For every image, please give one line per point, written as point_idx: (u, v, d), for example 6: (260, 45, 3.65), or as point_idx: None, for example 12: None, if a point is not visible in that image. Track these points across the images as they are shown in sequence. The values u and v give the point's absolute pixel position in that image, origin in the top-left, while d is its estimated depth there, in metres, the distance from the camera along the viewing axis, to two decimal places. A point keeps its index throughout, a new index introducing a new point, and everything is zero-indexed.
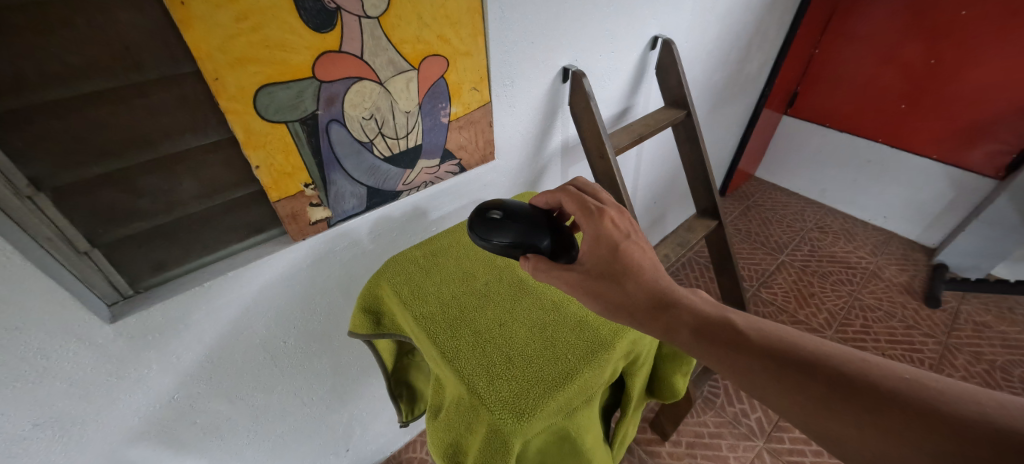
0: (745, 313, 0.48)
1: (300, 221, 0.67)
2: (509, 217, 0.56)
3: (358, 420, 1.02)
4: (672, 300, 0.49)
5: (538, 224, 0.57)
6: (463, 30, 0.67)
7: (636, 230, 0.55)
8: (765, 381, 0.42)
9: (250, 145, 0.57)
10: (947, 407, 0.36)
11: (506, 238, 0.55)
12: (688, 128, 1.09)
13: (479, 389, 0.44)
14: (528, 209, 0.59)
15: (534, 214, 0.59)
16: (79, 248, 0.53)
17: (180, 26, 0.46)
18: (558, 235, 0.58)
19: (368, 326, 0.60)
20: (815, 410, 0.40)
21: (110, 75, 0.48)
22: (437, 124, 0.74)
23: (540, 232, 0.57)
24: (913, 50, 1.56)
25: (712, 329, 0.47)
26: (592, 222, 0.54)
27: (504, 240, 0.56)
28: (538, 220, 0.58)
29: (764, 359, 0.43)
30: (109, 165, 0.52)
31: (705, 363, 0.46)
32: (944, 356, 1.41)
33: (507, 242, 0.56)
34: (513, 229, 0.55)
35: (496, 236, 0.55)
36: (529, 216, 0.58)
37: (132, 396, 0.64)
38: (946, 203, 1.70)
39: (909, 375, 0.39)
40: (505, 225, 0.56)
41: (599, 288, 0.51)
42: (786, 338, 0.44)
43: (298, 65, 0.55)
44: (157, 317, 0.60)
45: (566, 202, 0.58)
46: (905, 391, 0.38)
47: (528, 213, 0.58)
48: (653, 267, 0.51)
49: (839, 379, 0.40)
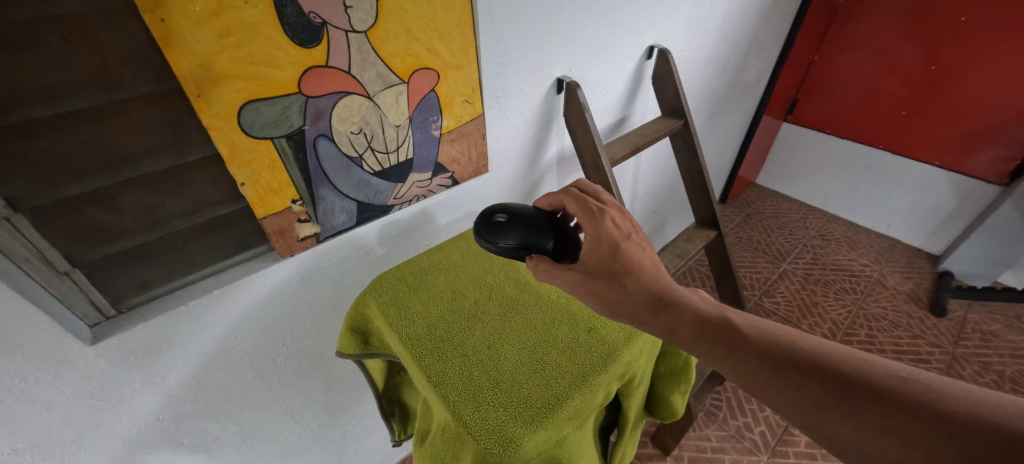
0: (744, 313, 0.46)
1: (288, 237, 0.66)
2: (513, 219, 0.56)
3: (352, 436, 1.00)
4: (666, 300, 0.47)
5: (543, 225, 0.56)
6: (453, 43, 0.67)
7: (637, 230, 0.53)
8: (763, 381, 0.41)
9: (234, 162, 0.55)
10: (941, 406, 0.35)
11: (511, 240, 0.55)
12: (686, 137, 1.07)
13: (465, 417, 0.42)
14: (532, 211, 0.58)
15: (540, 216, 0.58)
16: (59, 269, 0.51)
17: (160, 43, 0.45)
18: (563, 235, 0.57)
19: (356, 346, 0.58)
20: (813, 409, 0.39)
21: (89, 94, 0.47)
22: (429, 137, 0.73)
23: (543, 233, 0.55)
24: (914, 56, 1.55)
25: (711, 329, 0.45)
26: (593, 222, 0.53)
27: (510, 243, 0.55)
28: (543, 222, 0.57)
29: (762, 359, 0.42)
30: (90, 184, 0.51)
31: (703, 362, 0.44)
32: (951, 366, 1.38)
33: (513, 244, 0.55)
34: (517, 231, 0.55)
35: (501, 239, 0.55)
36: (534, 218, 0.57)
37: (115, 417, 0.62)
38: (950, 210, 1.68)
39: (906, 374, 0.38)
40: (511, 227, 0.55)
41: (598, 288, 0.49)
42: (783, 337, 0.43)
43: (284, 81, 0.54)
44: (140, 337, 0.59)
45: (569, 204, 0.57)
46: (901, 390, 0.37)
47: (533, 215, 0.57)
48: (654, 265, 0.50)
49: (835, 379, 0.39)
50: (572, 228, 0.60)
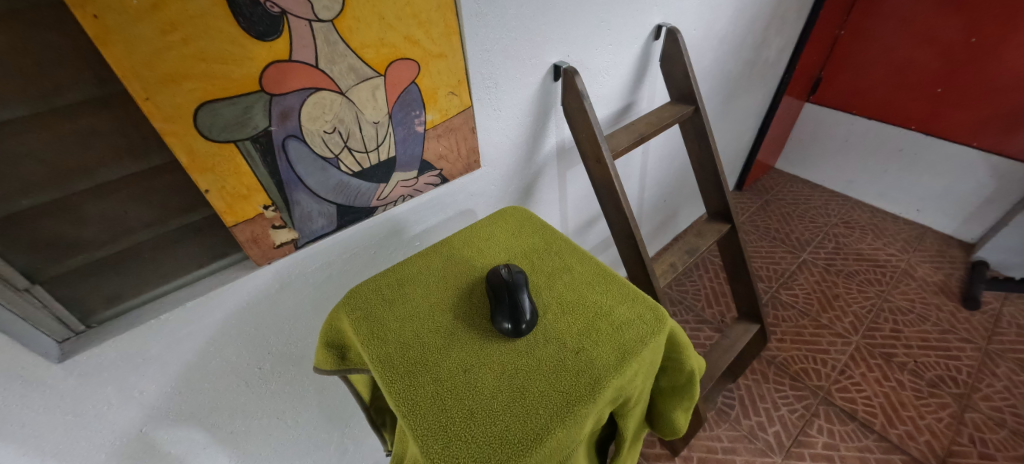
0: None
1: (262, 244, 0.62)
2: (496, 299, 0.49)
3: (350, 438, 0.98)
4: None
5: (513, 297, 0.48)
6: (434, 30, 0.61)
7: None
8: None
9: (195, 169, 0.51)
10: None
11: (505, 323, 0.47)
12: (696, 124, 1.00)
13: (434, 453, 0.38)
14: (502, 278, 0.50)
15: (510, 283, 0.49)
16: (18, 286, 0.49)
17: (96, 41, 0.41)
18: (529, 299, 0.49)
19: (333, 361, 0.55)
20: None
21: (27, 100, 0.43)
22: (412, 133, 0.68)
23: (519, 304, 0.48)
24: (950, 27, 1.41)
25: None
26: None
27: (504, 325, 0.48)
28: (513, 291, 0.49)
29: None
30: (42, 197, 0.48)
31: None
32: (984, 364, 1.30)
33: (505, 325, 0.47)
34: (505, 313, 0.48)
35: (498, 323, 0.48)
36: (507, 286, 0.49)
37: (94, 432, 0.61)
38: (988, 195, 1.56)
39: None
40: (500, 313, 0.48)
41: None
42: None
43: (243, 78, 0.49)
44: (111, 353, 0.56)
45: None
46: None
47: (504, 284, 0.49)
48: None
49: None
50: (524, 276, 0.51)
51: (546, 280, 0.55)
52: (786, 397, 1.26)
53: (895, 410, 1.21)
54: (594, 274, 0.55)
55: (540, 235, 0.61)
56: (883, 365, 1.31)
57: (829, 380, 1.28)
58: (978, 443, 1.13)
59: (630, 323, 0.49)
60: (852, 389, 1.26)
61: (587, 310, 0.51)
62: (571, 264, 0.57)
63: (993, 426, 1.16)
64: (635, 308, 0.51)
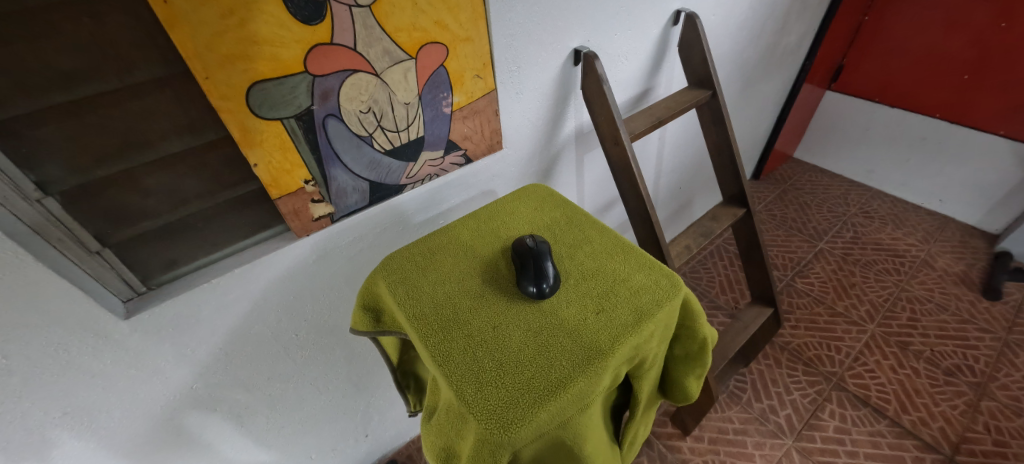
0: None
1: (303, 217, 0.67)
2: (522, 264, 0.52)
3: (375, 407, 1.04)
4: None
5: (537, 264, 0.52)
6: (462, 15, 0.64)
7: None
8: None
9: (246, 143, 0.56)
10: None
11: (529, 286, 0.51)
12: (714, 109, 1.01)
13: (467, 396, 0.43)
14: (527, 247, 0.54)
15: (534, 251, 0.53)
16: (90, 248, 0.55)
17: (165, 24, 0.45)
18: (552, 267, 0.53)
19: (369, 324, 0.59)
20: None
21: (103, 80, 0.49)
22: (440, 114, 0.72)
23: (541, 270, 0.52)
24: (979, 12, 1.38)
25: None
26: None
27: (529, 288, 0.51)
28: (536, 259, 0.52)
29: None
30: (114, 167, 0.53)
31: None
32: (1003, 354, 1.29)
33: (530, 289, 0.51)
34: (531, 277, 0.51)
35: (524, 285, 0.51)
36: (531, 253, 0.53)
37: (152, 386, 0.67)
38: (1013, 185, 1.54)
39: None
40: (526, 276, 0.52)
41: None
42: None
43: (290, 60, 0.54)
44: (169, 313, 0.62)
45: None
46: None
47: (528, 252, 0.53)
48: None
49: None
50: (547, 246, 0.54)
51: (567, 250, 0.58)
52: (799, 382, 1.27)
53: (909, 397, 1.21)
54: (612, 246, 0.58)
55: (562, 210, 0.65)
56: (897, 352, 1.32)
57: (843, 366, 1.30)
58: (993, 431, 1.13)
59: (647, 288, 0.52)
60: (866, 375, 1.27)
61: (605, 277, 0.54)
62: (590, 236, 0.60)
63: (1010, 415, 1.16)
64: (652, 275, 0.54)
